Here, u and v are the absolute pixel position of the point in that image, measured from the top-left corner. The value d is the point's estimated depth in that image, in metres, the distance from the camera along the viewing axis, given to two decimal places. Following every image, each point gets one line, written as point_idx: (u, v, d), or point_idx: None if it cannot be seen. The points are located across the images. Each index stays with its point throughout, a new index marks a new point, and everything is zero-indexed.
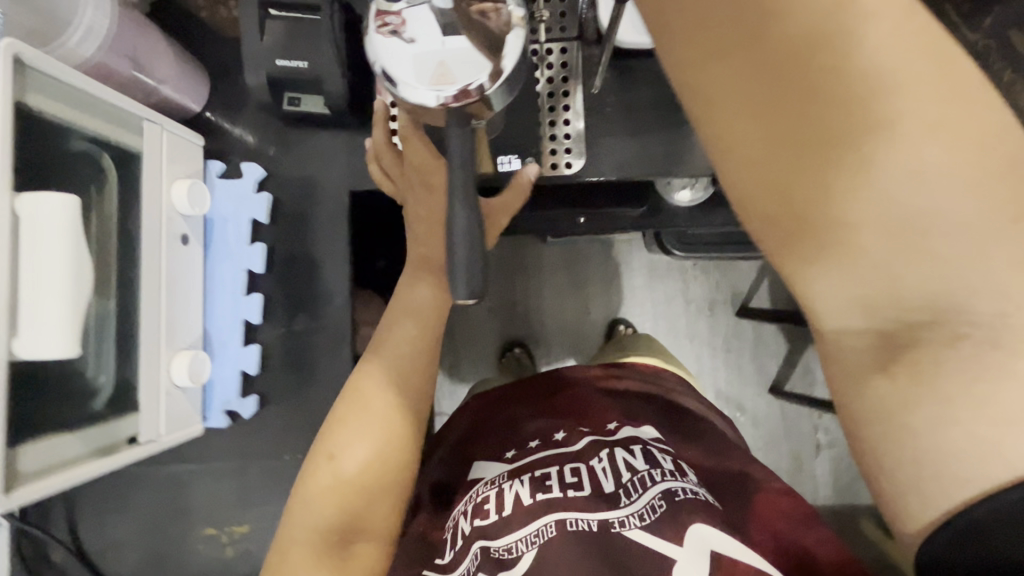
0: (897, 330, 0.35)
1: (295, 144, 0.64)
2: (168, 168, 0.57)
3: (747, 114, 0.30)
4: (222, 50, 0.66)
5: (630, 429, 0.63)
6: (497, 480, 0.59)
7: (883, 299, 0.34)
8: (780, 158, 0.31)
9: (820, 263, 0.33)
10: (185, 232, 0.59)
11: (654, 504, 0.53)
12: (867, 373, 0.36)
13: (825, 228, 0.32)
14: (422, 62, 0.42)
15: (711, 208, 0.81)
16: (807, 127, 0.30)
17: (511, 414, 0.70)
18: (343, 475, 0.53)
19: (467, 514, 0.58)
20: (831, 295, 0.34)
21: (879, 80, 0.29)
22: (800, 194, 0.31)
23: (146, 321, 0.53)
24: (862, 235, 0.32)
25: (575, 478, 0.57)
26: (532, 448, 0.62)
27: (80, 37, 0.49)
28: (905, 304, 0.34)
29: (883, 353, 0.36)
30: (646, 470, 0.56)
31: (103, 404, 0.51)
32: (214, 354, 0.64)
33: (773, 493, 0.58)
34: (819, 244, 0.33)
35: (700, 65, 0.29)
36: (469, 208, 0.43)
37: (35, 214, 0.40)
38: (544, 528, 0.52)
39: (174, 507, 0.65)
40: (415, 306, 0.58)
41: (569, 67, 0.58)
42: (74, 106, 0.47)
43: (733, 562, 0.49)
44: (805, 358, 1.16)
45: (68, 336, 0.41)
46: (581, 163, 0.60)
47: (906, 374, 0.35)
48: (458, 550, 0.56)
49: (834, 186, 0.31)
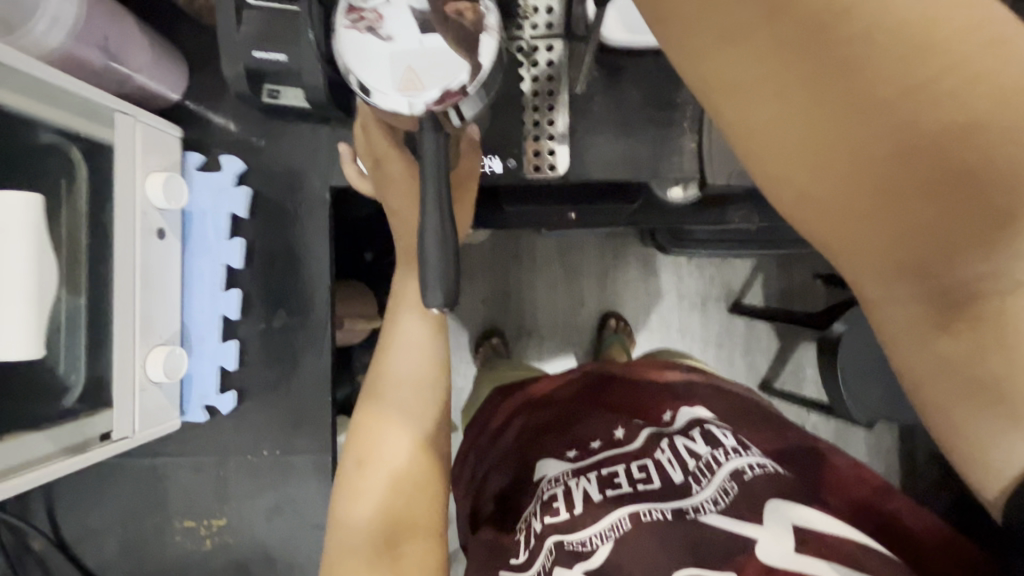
0: (959, 286, 0.28)
1: (277, 137, 0.64)
2: (143, 160, 0.55)
3: (759, 86, 0.27)
4: (201, 37, 0.64)
5: (686, 415, 0.60)
6: (562, 477, 0.55)
7: (942, 285, 0.28)
8: (798, 131, 0.27)
9: (855, 216, 0.28)
10: (162, 227, 0.58)
11: (727, 487, 0.50)
12: (928, 336, 0.29)
13: (878, 181, 0.27)
14: (397, 62, 0.40)
15: (703, 207, 0.79)
16: (821, 51, 0.25)
17: (562, 411, 0.67)
18: (378, 479, 0.53)
19: (536, 514, 0.53)
20: (871, 284, 0.30)
21: (918, 30, 0.25)
22: (821, 135, 0.27)
23: (121, 317, 0.52)
24: (904, 165, 0.26)
25: (643, 473, 0.53)
26: (594, 450, 0.58)
27: (46, 26, 0.47)
28: (962, 290, 0.28)
29: (945, 309, 0.28)
30: (709, 454, 0.53)
31: (75, 401, 0.50)
32: (192, 349, 0.63)
33: (845, 470, 0.55)
34: (860, 227, 0.28)
35: (708, 50, 0.27)
36: (442, 216, 0.42)
37: None
38: (618, 521, 0.49)
39: (152, 499, 0.66)
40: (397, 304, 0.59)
41: (554, 66, 0.56)
42: (36, 98, 0.46)
43: (822, 537, 0.45)
44: (795, 356, 1.16)
45: (30, 338, 0.41)
46: (566, 165, 0.58)
47: (969, 329, 0.27)
48: (532, 548, 0.52)
49: (855, 115, 0.26)
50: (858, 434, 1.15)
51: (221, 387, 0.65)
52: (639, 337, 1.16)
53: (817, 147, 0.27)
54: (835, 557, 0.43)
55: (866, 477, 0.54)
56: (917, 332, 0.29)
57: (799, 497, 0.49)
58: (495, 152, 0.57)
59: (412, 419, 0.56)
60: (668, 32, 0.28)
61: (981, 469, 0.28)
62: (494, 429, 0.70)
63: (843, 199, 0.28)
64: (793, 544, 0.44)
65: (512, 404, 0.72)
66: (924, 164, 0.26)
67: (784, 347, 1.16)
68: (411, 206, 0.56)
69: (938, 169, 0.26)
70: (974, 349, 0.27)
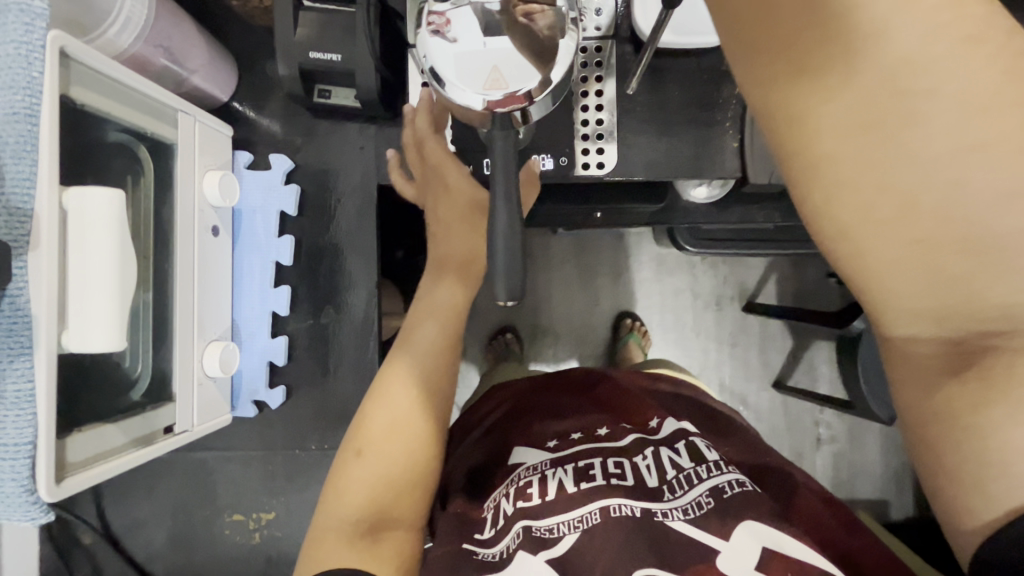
0: (968, 339, 0.35)
1: (323, 137, 0.65)
2: (200, 159, 0.57)
3: (818, 120, 0.31)
4: (250, 39, 0.65)
5: (672, 424, 0.62)
6: (540, 467, 0.59)
7: (956, 310, 0.34)
8: (850, 165, 0.31)
9: (896, 275, 0.33)
10: (216, 224, 0.60)
11: (702, 501, 0.52)
12: (937, 381, 0.37)
13: (916, 214, 0.31)
14: (474, 62, 0.42)
15: (724, 207, 0.79)
16: (887, 142, 0.31)
17: (553, 402, 0.70)
18: (369, 468, 0.54)
19: (509, 497, 0.57)
20: (905, 303, 0.34)
21: (954, 96, 0.29)
22: (876, 205, 0.32)
23: (181, 313, 0.54)
24: (935, 236, 0.31)
25: (618, 469, 0.56)
26: (574, 439, 0.62)
27: (119, 28, 0.48)
28: (980, 317, 0.33)
29: (953, 362, 0.36)
30: (691, 468, 0.55)
31: (140, 395, 0.50)
32: (242, 344, 0.64)
33: (814, 498, 0.55)
34: (893, 256, 0.33)
35: (776, 80, 0.31)
36: (512, 213, 0.43)
37: (82, 209, 0.40)
38: (588, 514, 0.52)
39: (201, 494, 0.67)
40: (443, 301, 0.61)
41: (603, 66, 0.58)
42: (114, 98, 0.46)
43: (790, 560, 0.46)
44: (809, 354, 1.17)
45: (114, 330, 0.41)
46: (614, 160, 0.60)
47: (978, 380, 0.35)
48: (499, 529, 0.55)
49: (905, 201, 0.31)
50: (871, 431, 1.16)
51: (270, 383, 0.66)
52: (656, 335, 1.17)
53: (868, 215, 0.32)
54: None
55: (834, 507, 0.54)
56: (926, 376, 0.37)
57: (773, 514, 0.49)
58: (548, 151, 0.58)
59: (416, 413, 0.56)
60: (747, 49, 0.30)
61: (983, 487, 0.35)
62: (482, 413, 0.74)
63: (883, 228, 0.32)
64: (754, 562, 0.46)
65: (504, 393, 0.74)
66: (953, 242, 0.32)
67: (798, 345, 1.17)
68: (460, 204, 0.57)
69: (958, 246, 0.31)
70: (974, 399, 0.35)
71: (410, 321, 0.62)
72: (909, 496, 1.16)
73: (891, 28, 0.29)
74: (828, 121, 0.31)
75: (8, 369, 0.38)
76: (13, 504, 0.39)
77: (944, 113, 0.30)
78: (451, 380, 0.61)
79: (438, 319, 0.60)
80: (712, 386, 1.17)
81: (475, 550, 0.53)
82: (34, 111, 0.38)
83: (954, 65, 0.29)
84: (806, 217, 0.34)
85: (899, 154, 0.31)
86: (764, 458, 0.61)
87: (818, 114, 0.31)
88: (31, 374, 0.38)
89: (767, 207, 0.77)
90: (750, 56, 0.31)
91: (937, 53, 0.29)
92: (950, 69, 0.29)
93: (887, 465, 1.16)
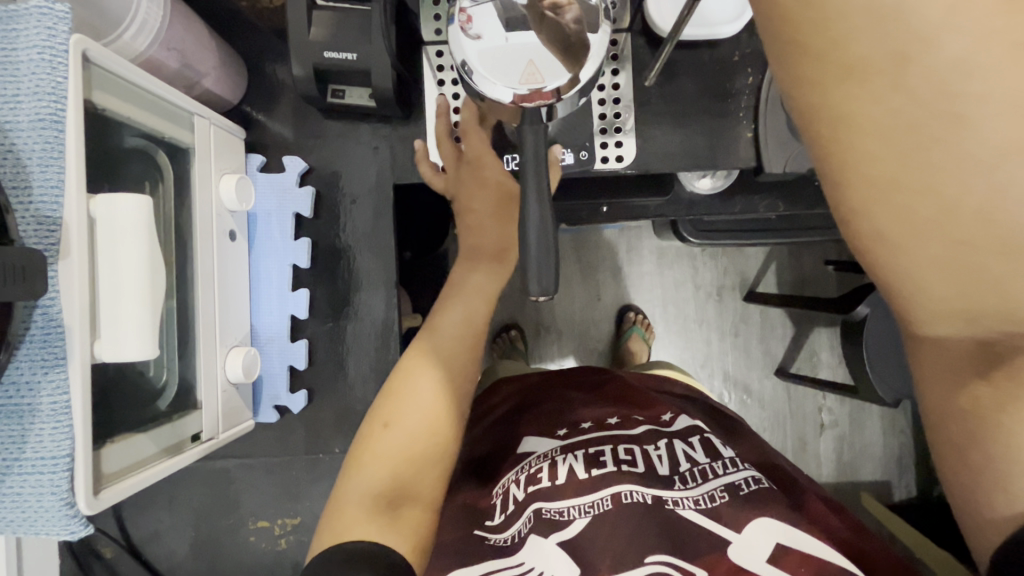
0: (998, 341, 0.36)
1: (332, 138, 0.64)
2: (216, 163, 0.56)
3: (868, 128, 0.30)
4: (257, 41, 0.64)
5: (687, 420, 0.60)
6: (550, 454, 0.58)
7: (987, 310, 0.34)
8: (895, 171, 0.31)
9: (931, 275, 0.34)
10: (232, 228, 0.59)
11: (715, 494, 0.51)
12: (965, 380, 0.39)
13: (956, 219, 0.32)
14: (504, 58, 0.42)
15: (729, 197, 0.76)
16: (935, 148, 0.30)
17: (562, 397, 0.69)
18: (395, 442, 0.53)
19: (519, 482, 0.56)
20: (939, 302, 0.35)
21: (1008, 105, 0.29)
22: (916, 209, 0.32)
23: (202, 321, 0.53)
24: (976, 240, 0.32)
25: (629, 456, 0.56)
26: (584, 429, 0.61)
27: (135, 31, 0.48)
28: (1013, 317, 0.34)
29: (984, 362, 0.37)
30: (706, 463, 0.54)
31: (167, 405, 0.50)
32: (262, 350, 0.65)
33: (822, 502, 0.53)
34: (930, 259, 0.33)
35: (827, 82, 0.29)
36: (544, 209, 0.43)
37: (109, 217, 0.39)
38: (600, 500, 0.51)
39: (224, 502, 0.67)
40: (466, 296, 0.61)
41: (619, 59, 0.58)
42: (135, 104, 0.46)
43: (806, 557, 0.45)
44: (811, 341, 1.18)
45: (147, 340, 0.41)
46: (632, 153, 0.60)
47: (1006, 380, 0.36)
48: (510, 513, 0.54)
49: (945, 206, 0.32)
50: (872, 414, 1.18)
51: (291, 388, 0.66)
52: (658, 328, 1.17)
53: (908, 218, 0.32)
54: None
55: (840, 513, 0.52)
56: (959, 369, 0.39)
57: (788, 514, 0.48)
58: (568, 146, 0.59)
59: (443, 393, 0.56)
60: (796, 36, 0.28)
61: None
62: (487, 405, 0.74)
63: (924, 231, 0.32)
64: (766, 555, 0.46)
65: (510, 388, 0.74)
66: (992, 245, 0.32)
67: (799, 332, 1.17)
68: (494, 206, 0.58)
69: (995, 248, 0.32)
70: (1004, 397, 0.37)
71: (438, 304, 0.62)
72: (911, 478, 1.17)
73: (948, 34, 0.28)
74: (879, 127, 0.30)
75: (43, 381, 0.37)
76: (51, 516, 0.38)
77: (996, 121, 0.29)
78: (472, 368, 0.60)
79: (459, 331, 0.60)
80: (716, 376, 1.17)
81: (486, 536, 0.52)
82: (59, 117, 0.37)
83: (1013, 71, 0.28)
84: (843, 220, 0.34)
85: (944, 160, 0.31)
86: (775, 457, 0.59)
87: (869, 122, 0.30)
88: (66, 387, 0.38)
89: (770, 198, 0.76)
90: (799, 55, 0.29)
91: (994, 62, 0.28)
92: (1009, 77, 0.29)
93: (889, 446, 1.18)
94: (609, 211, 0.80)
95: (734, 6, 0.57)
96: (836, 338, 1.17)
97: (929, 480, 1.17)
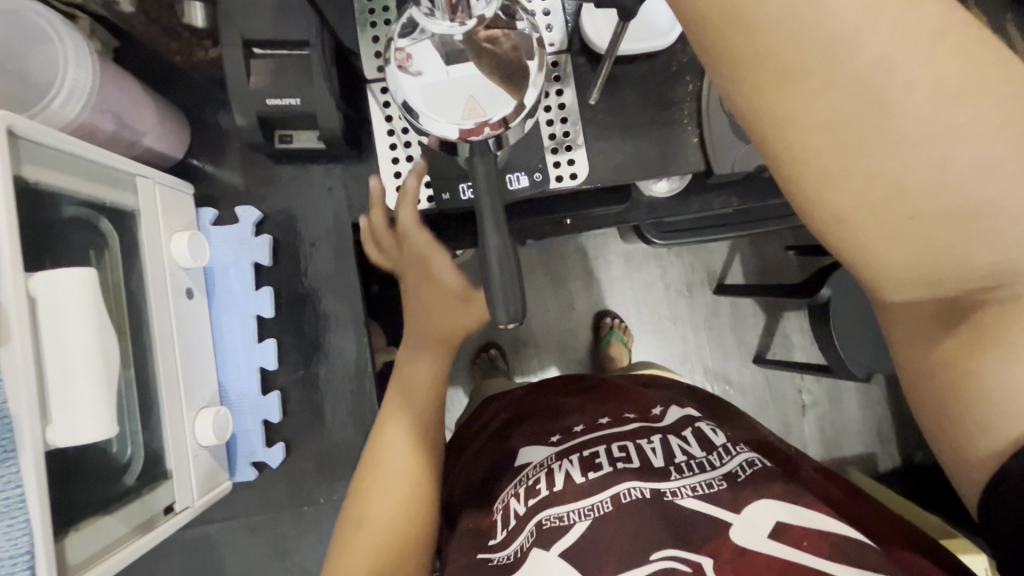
0: (961, 299, 0.36)
1: (285, 181, 0.63)
2: (165, 222, 0.55)
3: (805, 123, 0.30)
4: (198, 94, 0.64)
5: (676, 412, 0.60)
6: (546, 462, 0.57)
7: (950, 276, 0.34)
8: (839, 160, 0.31)
9: (893, 249, 0.33)
10: (189, 286, 0.58)
11: (713, 482, 0.50)
12: (933, 336, 0.38)
13: (906, 197, 0.31)
14: (446, 92, 0.42)
15: (686, 197, 0.78)
16: (875, 136, 0.30)
17: (553, 403, 0.68)
18: (369, 530, 0.53)
19: (519, 495, 0.55)
20: (903, 276, 0.34)
21: (931, 88, 0.29)
22: (867, 193, 0.31)
23: (167, 386, 0.51)
24: (927, 215, 0.31)
25: (623, 452, 0.55)
26: (576, 432, 0.60)
27: (64, 99, 0.47)
28: (971, 279, 0.34)
29: (949, 314, 0.37)
30: (703, 456, 0.53)
31: (134, 479, 0.48)
32: (233, 407, 0.63)
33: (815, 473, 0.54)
34: (887, 236, 0.32)
35: (758, 87, 0.30)
36: (502, 235, 0.42)
37: (52, 297, 0.38)
38: (599, 503, 0.50)
39: (210, 570, 0.65)
40: (427, 349, 0.62)
41: (561, 79, 0.60)
42: (66, 172, 0.44)
43: (809, 531, 0.45)
44: (782, 326, 1.21)
45: (101, 416, 0.39)
46: (585, 170, 0.61)
47: (972, 332, 0.36)
48: (511, 529, 0.53)
49: (891, 187, 0.31)
50: (849, 389, 1.21)
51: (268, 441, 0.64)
52: (635, 330, 1.19)
53: (864, 198, 0.31)
54: (816, 551, 0.43)
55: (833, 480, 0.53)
56: (924, 335, 0.39)
57: (787, 490, 0.48)
58: (522, 170, 0.59)
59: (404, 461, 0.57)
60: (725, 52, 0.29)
61: (988, 433, 0.37)
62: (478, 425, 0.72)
63: (878, 211, 0.32)
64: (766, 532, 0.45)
65: (498, 403, 0.73)
66: (942, 217, 0.31)
67: (769, 319, 1.20)
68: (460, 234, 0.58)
69: (946, 218, 0.31)
70: (962, 355, 0.37)
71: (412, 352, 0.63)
72: (893, 446, 1.20)
73: (866, 32, 0.28)
74: (816, 119, 0.30)
75: None
76: None
77: (925, 104, 0.29)
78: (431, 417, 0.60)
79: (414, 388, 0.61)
80: (696, 371, 1.19)
81: (490, 557, 0.51)
82: None
83: (930, 57, 0.28)
84: (801, 205, 0.33)
85: (882, 145, 0.30)
86: (767, 435, 0.60)
87: (807, 115, 0.30)
88: (19, 479, 0.36)
89: (725, 193, 0.77)
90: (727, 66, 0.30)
91: (910, 53, 0.28)
92: (928, 64, 0.28)
93: (867, 418, 1.21)
94: (572, 224, 0.81)
95: (671, 17, 0.58)
96: (806, 320, 1.20)
97: (910, 446, 1.21)
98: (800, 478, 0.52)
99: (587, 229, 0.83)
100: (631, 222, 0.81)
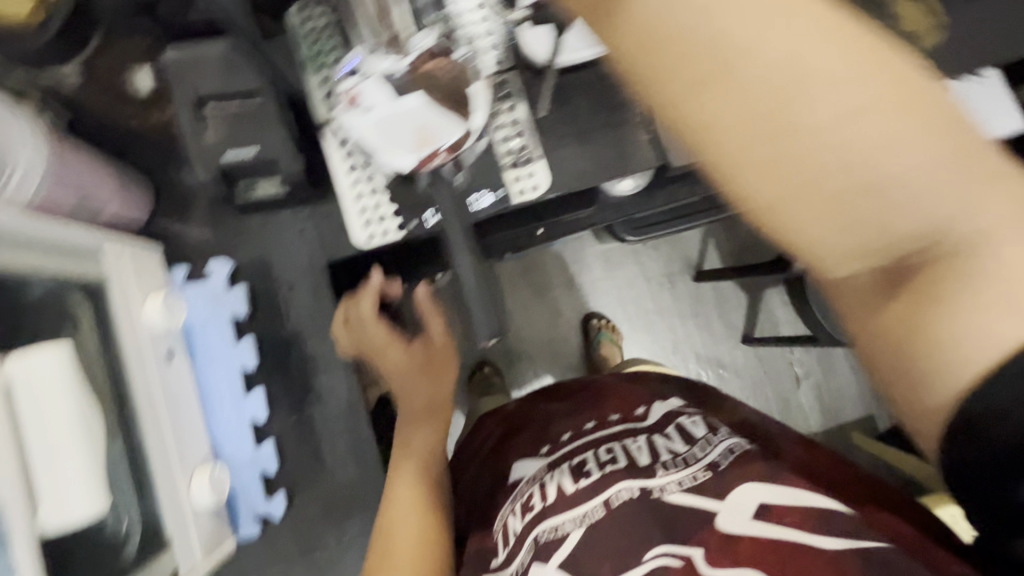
0: (904, 276, 0.26)
1: (254, 230, 0.63)
2: (140, 286, 0.55)
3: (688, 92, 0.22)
4: (157, 155, 0.64)
5: (659, 409, 0.61)
6: (538, 476, 0.57)
7: (899, 265, 0.25)
8: (741, 130, 0.22)
9: (830, 241, 0.23)
10: (170, 346, 0.57)
11: (698, 474, 0.50)
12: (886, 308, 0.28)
13: (835, 176, 0.22)
14: (396, 125, 0.43)
15: (651, 192, 0.80)
16: (778, 104, 0.22)
17: (544, 413, 0.68)
18: None
19: (517, 511, 0.55)
20: (850, 268, 0.25)
21: (827, 48, 0.22)
22: (781, 174, 0.22)
23: (156, 450, 0.50)
24: (864, 199, 0.23)
25: (609, 455, 0.55)
26: (564, 441, 0.60)
27: (17, 182, 0.46)
28: (919, 267, 0.25)
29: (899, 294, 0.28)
30: (687, 450, 0.53)
31: (136, 548, 0.47)
32: (230, 464, 0.62)
33: (795, 442, 0.56)
34: (825, 222, 0.23)
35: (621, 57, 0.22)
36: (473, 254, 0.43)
37: (28, 380, 0.38)
38: (591, 509, 0.50)
39: None
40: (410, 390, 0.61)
41: (512, 94, 0.61)
42: (28, 249, 0.44)
43: (794, 510, 0.45)
44: (766, 303, 1.22)
45: (93, 490, 0.40)
46: (547, 180, 0.62)
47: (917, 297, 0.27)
48: (512, 547, 0.53)
49: (813, 167, 0.22)
50: (839, 355, 1.23)
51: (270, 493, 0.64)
52: (623, 327, 1.20)
53: (797, 177, 0.22)
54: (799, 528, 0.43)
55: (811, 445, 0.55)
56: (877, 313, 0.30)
57: (769, 470, 0.48)
58: (483, 189, 0.60)
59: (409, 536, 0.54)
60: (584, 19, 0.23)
61: None
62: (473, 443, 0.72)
63: (805, 194, 0.23)
64: (748, 515, 0.45)
65: (490, 420, 0.73)
66: (876, 200, 0.23)
67: (752, 298, 1.22)
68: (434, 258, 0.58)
69: (878, 203, 0.23)
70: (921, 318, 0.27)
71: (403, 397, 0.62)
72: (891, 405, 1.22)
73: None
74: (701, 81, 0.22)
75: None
76: None
77: (827, 64, 0.21)
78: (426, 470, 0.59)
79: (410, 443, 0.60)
80: (689, 358, 1.21)
81: None
82: None
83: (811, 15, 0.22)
84: (718, 186, 0.24)
85: (788, 113, 0.22)
86: (750, 416, 0.61)
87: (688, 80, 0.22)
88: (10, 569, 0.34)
89: (688, 183, 0.79)
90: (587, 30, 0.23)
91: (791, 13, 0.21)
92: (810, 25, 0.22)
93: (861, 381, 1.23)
94: (545, 233, 0.82)
95: (592, 40, 0.59)
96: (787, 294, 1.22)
97: None
98: (785, 458, 0.52)
99: (561, 235, 0.84)
100: (603, 222, 0.82)
